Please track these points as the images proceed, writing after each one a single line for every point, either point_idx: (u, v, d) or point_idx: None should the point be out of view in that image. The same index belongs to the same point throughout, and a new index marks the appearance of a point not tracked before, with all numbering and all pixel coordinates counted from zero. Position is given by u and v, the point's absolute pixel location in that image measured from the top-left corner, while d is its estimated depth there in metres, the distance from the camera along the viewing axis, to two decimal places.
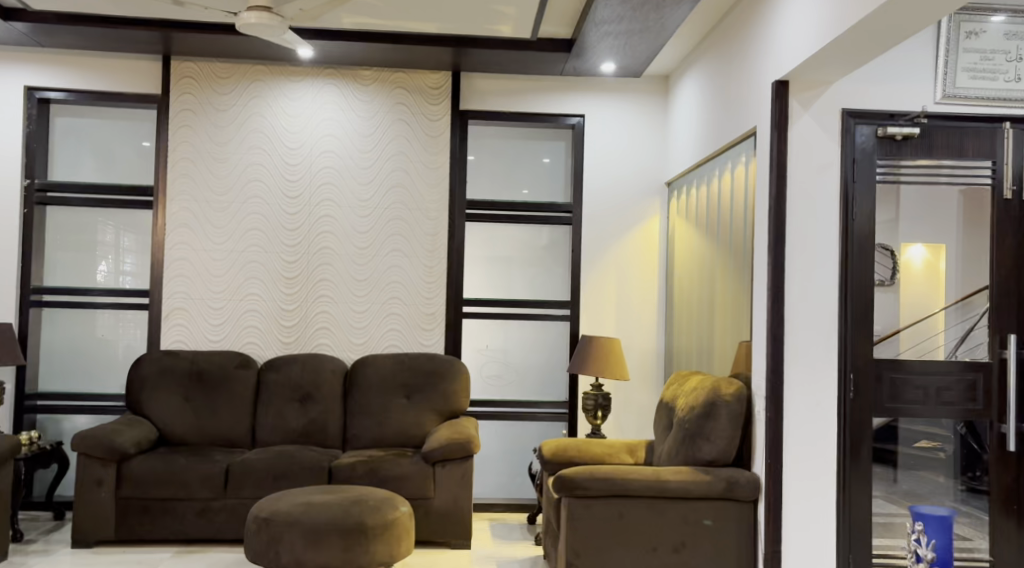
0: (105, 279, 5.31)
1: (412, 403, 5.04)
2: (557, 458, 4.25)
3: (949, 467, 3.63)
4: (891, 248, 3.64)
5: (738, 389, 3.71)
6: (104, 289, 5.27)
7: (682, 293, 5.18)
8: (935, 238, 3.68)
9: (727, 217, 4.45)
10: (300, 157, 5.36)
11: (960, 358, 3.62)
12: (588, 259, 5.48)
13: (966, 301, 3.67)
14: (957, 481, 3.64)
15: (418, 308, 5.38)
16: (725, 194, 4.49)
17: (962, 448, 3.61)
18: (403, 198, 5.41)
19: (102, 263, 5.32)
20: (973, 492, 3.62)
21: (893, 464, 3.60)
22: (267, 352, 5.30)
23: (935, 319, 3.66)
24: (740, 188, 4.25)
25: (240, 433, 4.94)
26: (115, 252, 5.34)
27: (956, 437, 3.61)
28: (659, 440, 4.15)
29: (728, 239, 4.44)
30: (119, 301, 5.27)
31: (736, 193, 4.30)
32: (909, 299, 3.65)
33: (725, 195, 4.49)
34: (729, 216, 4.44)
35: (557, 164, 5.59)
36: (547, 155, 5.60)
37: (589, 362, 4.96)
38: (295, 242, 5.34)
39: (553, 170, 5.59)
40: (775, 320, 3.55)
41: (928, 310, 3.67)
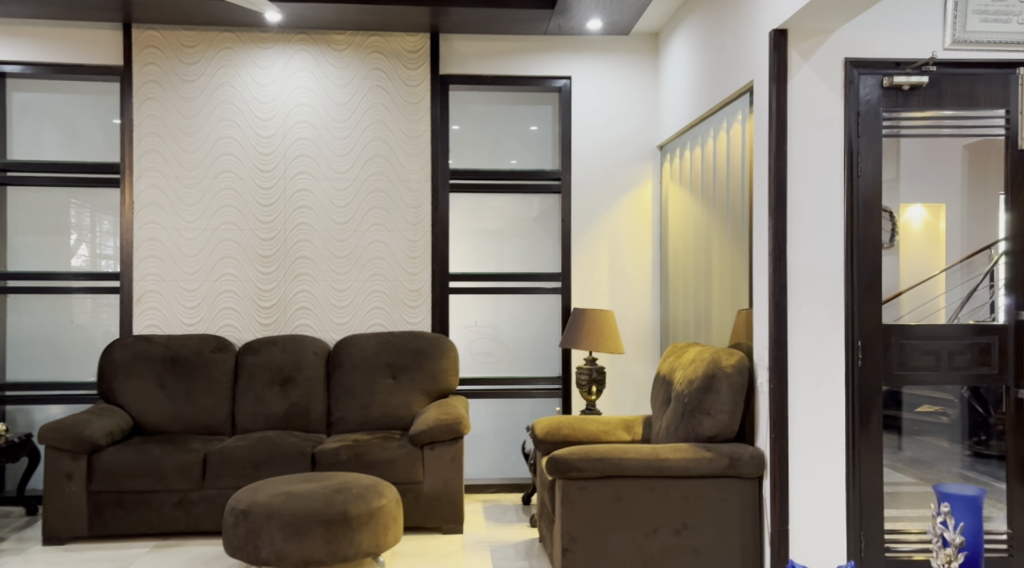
0: (73, 261, 5.05)
1: (398, 383, 4.83)
2: (550, 438, 4.06)
3: (954, 432, 3.43)
4: (893, 210, 3.41)
5: (739, 360, 3.51)
6: (78, 272, 5.03)
7: (677, 262, 4.96)
8: (935, 197, 3.44)
9: (724, 178, 4.22)
10: (273, 128, 5.10)
11: (964, 320, 3.41)
12: (578, 229, 5.25)
13: (969, 262, 3.46)
14: (963, 446, 3.44)
15: (402, 284, 5.16)
16: (720, 154, 4.26)
17: (968, 414, 3.41)
18: (383, 169, 5.15)
19: (82, 247, 5.06)
20: (979, 457, 3.44)
21: (897, 431, 3.38)
22: (246, 334, 5.08)
23: (935, 282, 3.43)
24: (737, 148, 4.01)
25: (219, 420, 4.73)
26: (93, 235, 5.07)
27: (960, 402, 3.41)
28: (656, 419, 3.95)
29: (724, 201, 4.22)
30: (97, 285, 5.05)
31: (733, 153, 4.06)
32: (907, 261, 3.41)
33: (720, 156, 4.25)
34: (725, 177, 4.20)
35: (544, 131, 5.32)
36: (534, 122, 5.32)
37: (582, 335, 4.74)
38: (270, 218, 5.09)
39: (540, 138, 5.32)
40: (777, 286, 3.34)
41: (932, 272, 3.44)
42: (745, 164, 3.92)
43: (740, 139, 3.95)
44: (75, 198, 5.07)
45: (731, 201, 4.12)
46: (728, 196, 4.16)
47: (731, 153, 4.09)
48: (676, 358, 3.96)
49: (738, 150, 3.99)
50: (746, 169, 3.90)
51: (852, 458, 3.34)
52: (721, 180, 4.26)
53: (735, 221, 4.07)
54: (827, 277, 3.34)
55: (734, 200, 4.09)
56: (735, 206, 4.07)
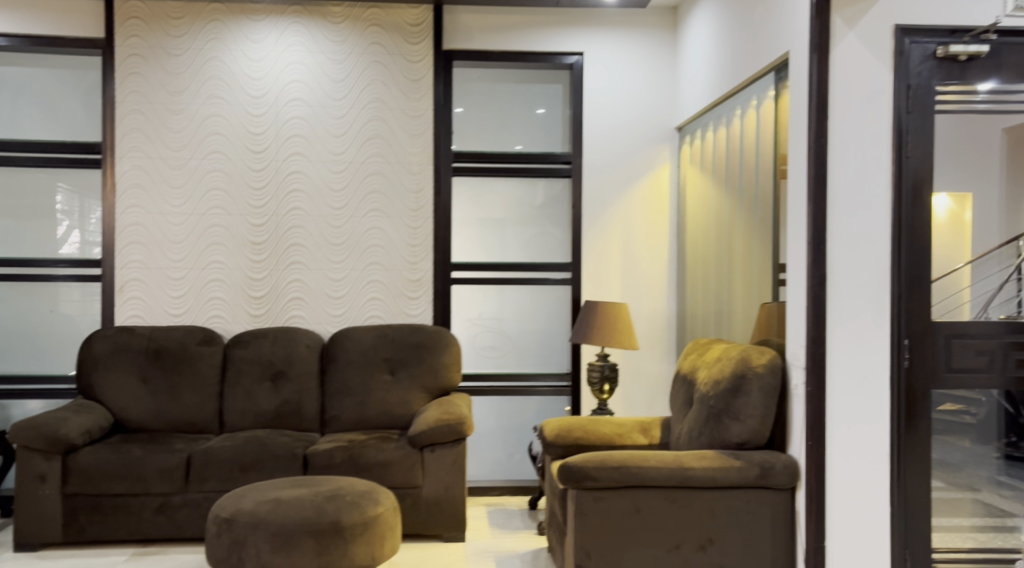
0: (63, 249, 4.73)
1: (397, 379, 4.51)
2: (560, 441, 3.74)
3: (979, 433, 3.04)
4: (922, 191, 3.01)
5: (770, 359, 3.20)
6: (68, 260, 4.71)
7: (696, 253, 4.63)
8: (960, 186, 3.03)
9: (751, 158, 3.88)
10: (264, 107, 4.77)
11: (993, 316, 3.04)
12: (589, 215, 4.92)
13: (987, 259, 3.05)
14: (994, 447, 3.05)
15: (402, 274, 4.84)
16: (747, 133, 3.92)
17: (996, 413, 3.04)
18: (381, 150, 4.83)
19: (74, 232, 4.74)
20: (1010, 461, 3.05)
21: (927, 435, 3.02)
22: (235, 326, 4.76)
23: (957, 276, 3.03)
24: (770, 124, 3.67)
25: (205, 418, 4.43)
26: (82, 215, 4.75)
27: (990, 402, 3.04)
28: (676, 424, 3.64)
29: (751, 183, 3.88)
30: (84, 274, 4.73)
31: (763, 131, 3.72)
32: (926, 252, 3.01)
33: (747, 136, 3.92)
34: (752, 157, 3.86)
35: (553, 114, 4.98)
36: (542, 106, 4.98)
37: (593, 330, 4.42)
38: (261, 202, 4.77)
39: (549, 121, 4.98)
40: (817, 278, 3.03)
41: (955, 265, 3.03)
42: (778, 141, 3.59)
43: (773, 114, 3.63)
44: (62, 180, 4.73)
45: (759, 183, 3.78)
46: (756, 178, 3.82)
47: (760, 131, 3.75)
48: (697, 357, 3.65)
49: (770, 127, 3.66)
50: (779, 147, 3.56)
51: (897, 468, 3.01)
52: (748, 161, 3.92)
53: (765, 203, 3.73)
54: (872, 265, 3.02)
55: (762, 182, 3.75)
56: (764, 189, 3.73)
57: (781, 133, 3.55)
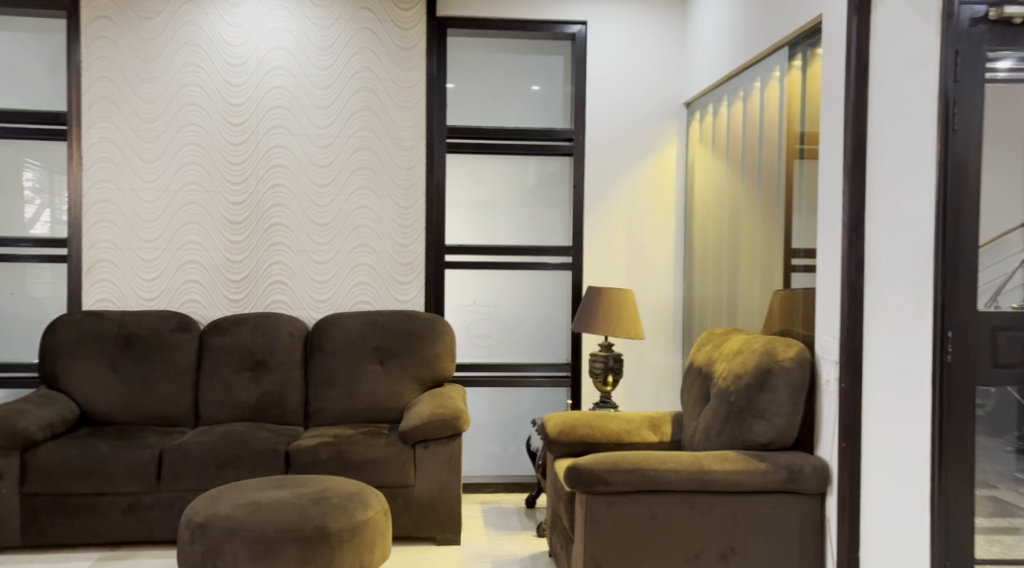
0: (33, 229, 4.39)
1: (386, 370, 4.22)
2: (564, 438, 3.47)
3: (992, 430, 2.75)
4: (969, 165, 2.69)
5: (798, 352, 2.93)
6: (32, 239, 4.36)
7: (706, 238, 4.34)
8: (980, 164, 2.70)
9: (772, 135, 3.60)
10: (244, 76, 4.43)
11: (1004, 307, 2.75)
12: (591, 196, 4.62)
13: (1000, 241, 2.76)
14: (1008, 442, 2.78)
15: (392, 258, 4.53)
16: (769, 107, 3.64)
17: (1005, 406, 2.76)
18: (370, 124, 4.51)
19: (46, 212, 4.40)
20: None
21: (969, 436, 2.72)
22: (212, 312, 4.44)
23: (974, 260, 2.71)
24: (799, 97, 3.39)
25: (180, 410, 4.12)
26: (51, 193, 4.41)
27: (1005, 394, 2.76)
28: (689, 422, 3.37)
29: (771, 162, 3.59)
30: (49, 255, 4.38)
31: (790, 106, 3.44)
32: (966, 235, 2.69)
33: (769, 111, 3.63)
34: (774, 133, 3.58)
35: (548, 93, 4.67)
36: (537, 82, 4.67)
37: (597, 319, 4.13)
38: (241, 179, 4.44)
39: (546, 98, 4.67)
40: (854, 264, 2.78)
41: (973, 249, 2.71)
42: (806, 117, 3.30)
43: (802, 87, 3.34)
44: (28, 155, 4.40)
45: (782, 162, 3.50)
46: (778, 156, 3.53)
47: (786, 106, 3.47)
48: (713, 349, 3.39)
49: (799, 100, 3.37)
50: (808, 122, 3.28)
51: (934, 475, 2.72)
52: (768, 138, 3.63)
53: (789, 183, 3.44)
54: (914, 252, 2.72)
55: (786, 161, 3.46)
56: (788, 167, 3.45)
57: (810, 107, 3.26)
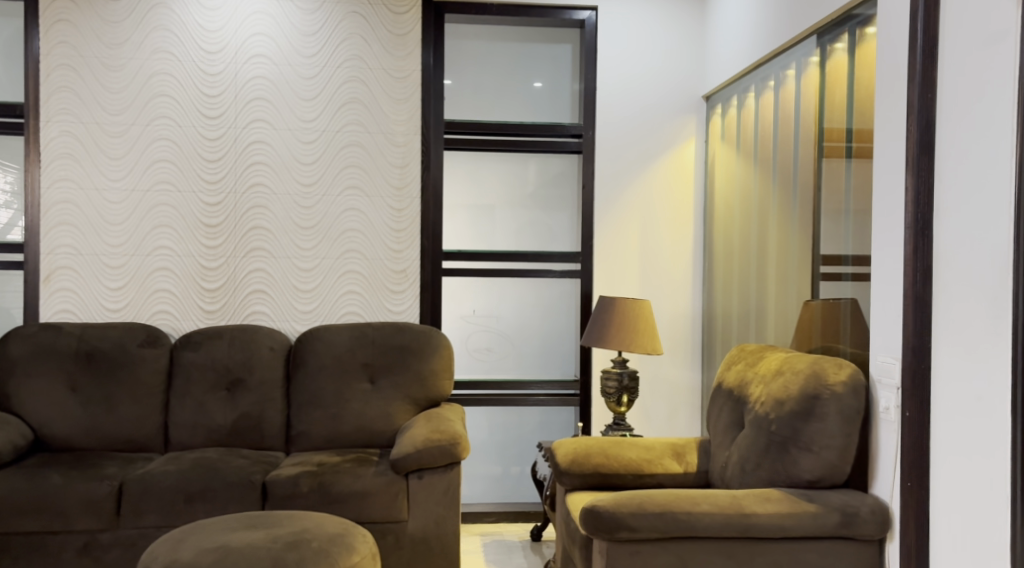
0: (9, 235, 4.01)
1: (377, 389, 3.82)
2: (577, 469, 3.09)
3: None
4: None
5: (851, 375, 2.52)
6: None
7: (729, 243, 3.94)
8: None
9: (812, 127, 3.15)
10: (221, 64, 4.03)
11: None
12: (601, 198, 4.22)
13: None
14: None
15: (383, 265, 4.13)
16: (809, 96, 3.20)
17: None
18: (360, 117, 4.11)
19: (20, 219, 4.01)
20: None
21: None
22: (185, 324, 4.04)
23: None
24: (847, 83, 2.94)
25: (147, 434, 3.71)
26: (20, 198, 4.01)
27: None
28: (719, 451, 2.98)
29: (812, 159, 3.15)
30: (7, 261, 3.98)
31: (837, 93, 2.99)
32: None
33: (809, 101, 3.19)
34: (815, 125, 3.13)
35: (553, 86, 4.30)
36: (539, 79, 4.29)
37: (610, 332, 3.73)
38: (217, 177, 4.04)
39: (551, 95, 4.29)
40: (919, 272, 2.37)
41: None
42: (855, 105, 2.87)
43: (850, 72, 2.90)
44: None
45: (825, 159, 3.06)
46: (821, 153, 3.09)
47: (832, 94, 3.03)
48: (746, 369, 2.99)
49: (847, 86, 2.92)
50: (858, 111, 2.85)
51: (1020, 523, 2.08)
52: (807, 131, 3.20)
53: (835, 182, 2.99)
54: (990, 244, 2.17)
55: (830, 157, 3.03)
56: (832, 165, 3.01)
57: (859, 94, 2.82)
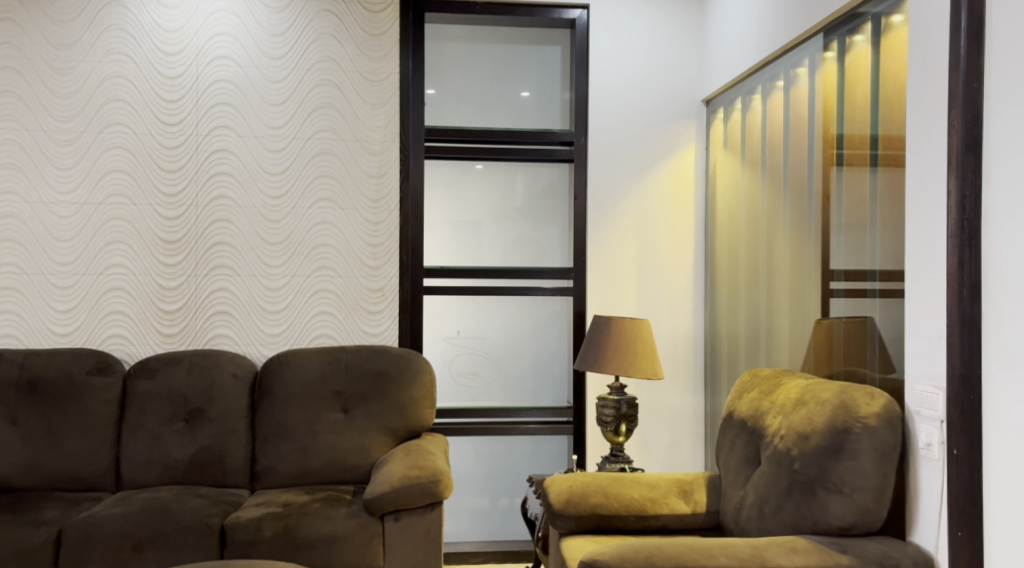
0: None
1: (351, 419, 3.48)
2: (573, 511, 2.77)
3: None
4: None
5: (884, 405, 2.20)
6: None
7: (734, 257, 3.63)
8: None
9: (831, 130, 2.82)
10: (181, 66, 3.71)
11: None
12: (595, 209, 3.91)
13: None
14: None
15: (359, 283, 3.81)
16: (826, 96, 2.87)
17: None
18: (332, 124, 3.80)
19: None
20: None
21: None
22: (141, 350, 3.69)
23: None
24: (869, 80, 2.60)
25: (96, 472, 3.35)
26: None
27: None
28: (732, 489, 2.66)
29: (831, 168, 2.82)
30: None
31: (858, 91, 2.66)
32: None
33: (827, 101, 2.87)
34: (834, 128, 2.81)
35: (540, 96, 3.99)
36: (526, 88, 3.99)
37: (606, 355, 3.41)
38: (176, 189, 3.71)
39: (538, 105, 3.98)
40: (965, 288, 2.06)
41: None
42: (880, 105, 2.53)
43: (873, 65, 2.57)
44: None
45: (845, 168, 2.73)
46: (840, 160, 2.76)
47: (853, 93, 2.69)
48: (762, 398, 2.68)
49: (871, 81, 2.58)
50: (882, 113, 2.52)
51: None
52: (825, 135, 2.87)
53: (858, 192, 2.66)
54: None
55: (853, 165, 2.69)
56: (855, 174, 2.68)
57: (886, 91, 2.50)
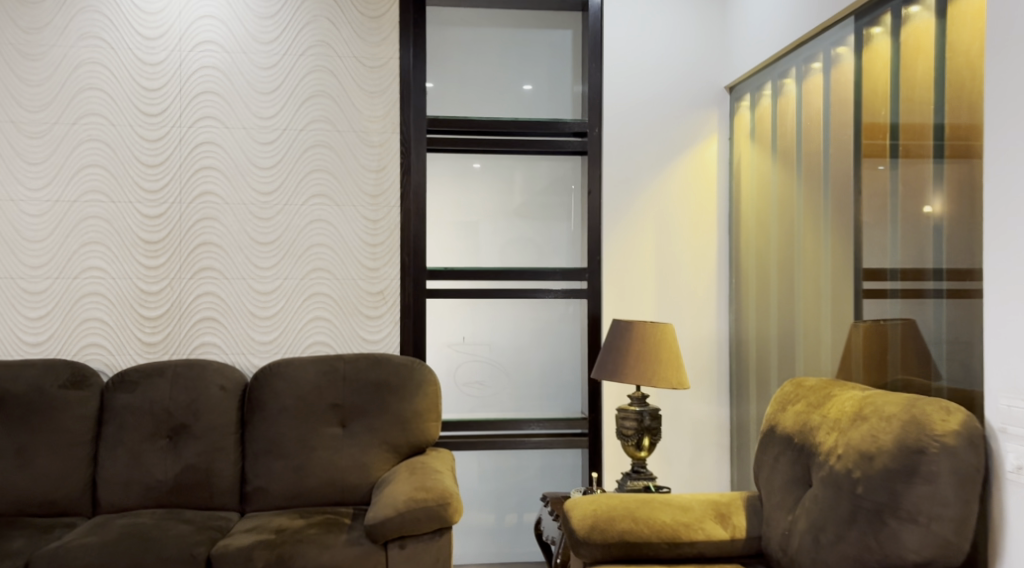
0: None
1: (350, 435, 3.19)
2: (600, 538, 2.48)
3: None
4: None
5: (962, 421, 1.93)
6: None
7: (762, 257, 3.34)
8: None
9: (884, 116, 2.55)
10: (162, 52, 3.42)
11: None
12: (611, 205, 3.64)
13: None
14: None
15: (357, 286, 3.53)
16: (877, 77, 2.60)
17: None
18: (327, 113, 3.52)
19: None
20: None
21: None
22: (120, 360, 3.40)
23: None
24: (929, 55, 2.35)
25: (70, 495, 3.06)
26: None
27: None
28: (777, 514, 2.39)
29: (884, 158, 2.55)
30: None
31: (918, 69, 2.38)
32: None
33: (877, 83, 2.59)
34: (887, 114, 2.53)
35: (542, 92, 3.70)
36: (528, 80, 3.69)
37: (627, 363, 3.13)
38: (158, 185, 3.42)
39: (545, 93, 3.70)
40: None
41: None
42: (946, 83, 2.26)
43: (935, 39, 2.31)
44: None
45: (901, 159, 2.46)
46: (895, 151, 2.49)
47: (911, 71, 2.42)
48: (810, 412, 2.41)
49: (935, 60, 2.31)
50: (948, 98, 2.26)
51: None
52: (876, 121, 2.60)
53: (917, 184, 2.38)
54: None
55: (910, 151, 2.42)
56: (912, 166, 2.41)
57: (953, 66, 2.24)
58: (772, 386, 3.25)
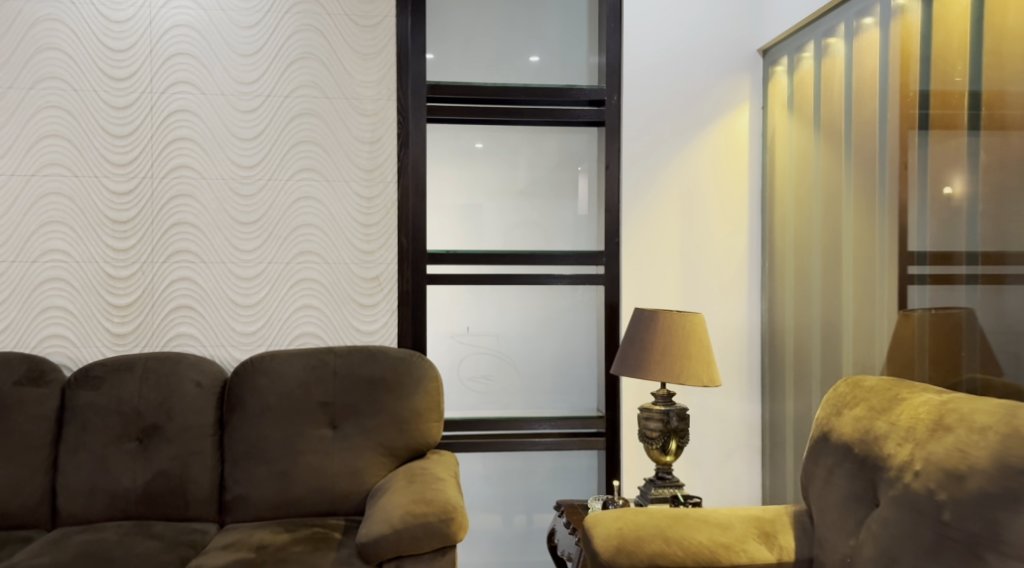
0: None
1: (341, 437, 2.86)
2: (627, 563, 2.14)
3: None
4: None
5: None
6: None
7: (802, 240, 2.98)
8: None
9: (961, 74, 2.19)
10: (130, 8, 3.05)
11: None
12: (631, 182, 3.28)
13: None
14: None
15: (350, 271, 3.18)
16: (952, 26, 2.23)
17: None
18: (315, 78, 3.15)
19: None
20: None
21: None
22: (86, 352, 3.06)
23: None
24: None
25: (27, 505, 2.73)
26: None
27: None
28: (833, 536, 2.05)
29: (959, 122, 2.19)
30: None
31: (1011, 10, 2.03)
32: None
33: (952, 33, 2.23)
34: (966, 71, 2.18)
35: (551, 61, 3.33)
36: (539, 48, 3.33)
37: (652, 357, 2.78)
38: (127, 158, 3.06)
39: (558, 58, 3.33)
40: None
41: None
42: None
43: None
44: None
45: (984, 121, 2.11)
46: (975, 112, 2.14)
47: (1000, 16, 2.07)
48: (874, 417, 2.06)
49: None
50: None
51: None
52: (949, 79, 2.24)
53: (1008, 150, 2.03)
54: None
55: (997, 110, 2.07)
56: (1001, 130, 2.05)
57: None
58: (813, 385, 2.91)
